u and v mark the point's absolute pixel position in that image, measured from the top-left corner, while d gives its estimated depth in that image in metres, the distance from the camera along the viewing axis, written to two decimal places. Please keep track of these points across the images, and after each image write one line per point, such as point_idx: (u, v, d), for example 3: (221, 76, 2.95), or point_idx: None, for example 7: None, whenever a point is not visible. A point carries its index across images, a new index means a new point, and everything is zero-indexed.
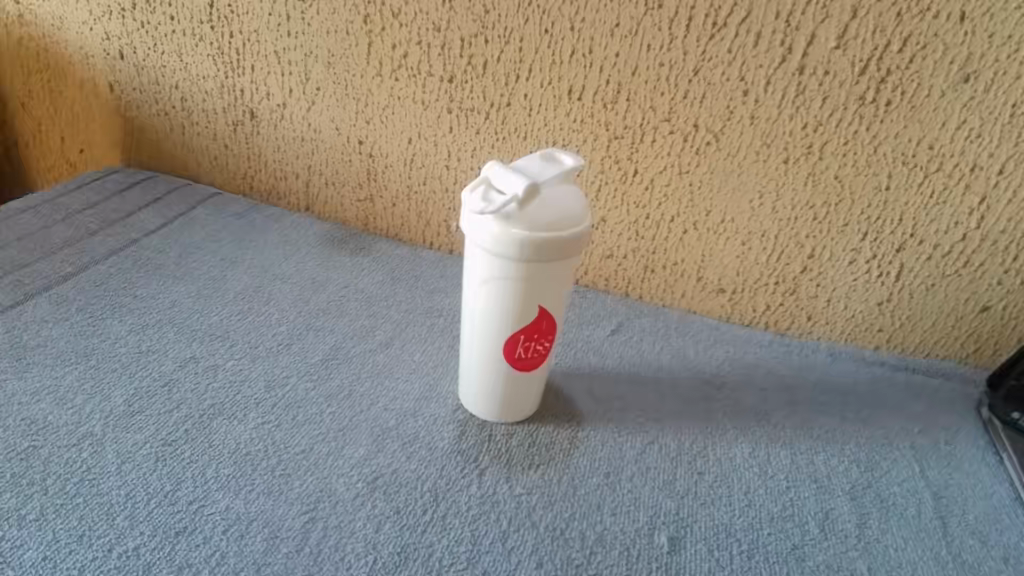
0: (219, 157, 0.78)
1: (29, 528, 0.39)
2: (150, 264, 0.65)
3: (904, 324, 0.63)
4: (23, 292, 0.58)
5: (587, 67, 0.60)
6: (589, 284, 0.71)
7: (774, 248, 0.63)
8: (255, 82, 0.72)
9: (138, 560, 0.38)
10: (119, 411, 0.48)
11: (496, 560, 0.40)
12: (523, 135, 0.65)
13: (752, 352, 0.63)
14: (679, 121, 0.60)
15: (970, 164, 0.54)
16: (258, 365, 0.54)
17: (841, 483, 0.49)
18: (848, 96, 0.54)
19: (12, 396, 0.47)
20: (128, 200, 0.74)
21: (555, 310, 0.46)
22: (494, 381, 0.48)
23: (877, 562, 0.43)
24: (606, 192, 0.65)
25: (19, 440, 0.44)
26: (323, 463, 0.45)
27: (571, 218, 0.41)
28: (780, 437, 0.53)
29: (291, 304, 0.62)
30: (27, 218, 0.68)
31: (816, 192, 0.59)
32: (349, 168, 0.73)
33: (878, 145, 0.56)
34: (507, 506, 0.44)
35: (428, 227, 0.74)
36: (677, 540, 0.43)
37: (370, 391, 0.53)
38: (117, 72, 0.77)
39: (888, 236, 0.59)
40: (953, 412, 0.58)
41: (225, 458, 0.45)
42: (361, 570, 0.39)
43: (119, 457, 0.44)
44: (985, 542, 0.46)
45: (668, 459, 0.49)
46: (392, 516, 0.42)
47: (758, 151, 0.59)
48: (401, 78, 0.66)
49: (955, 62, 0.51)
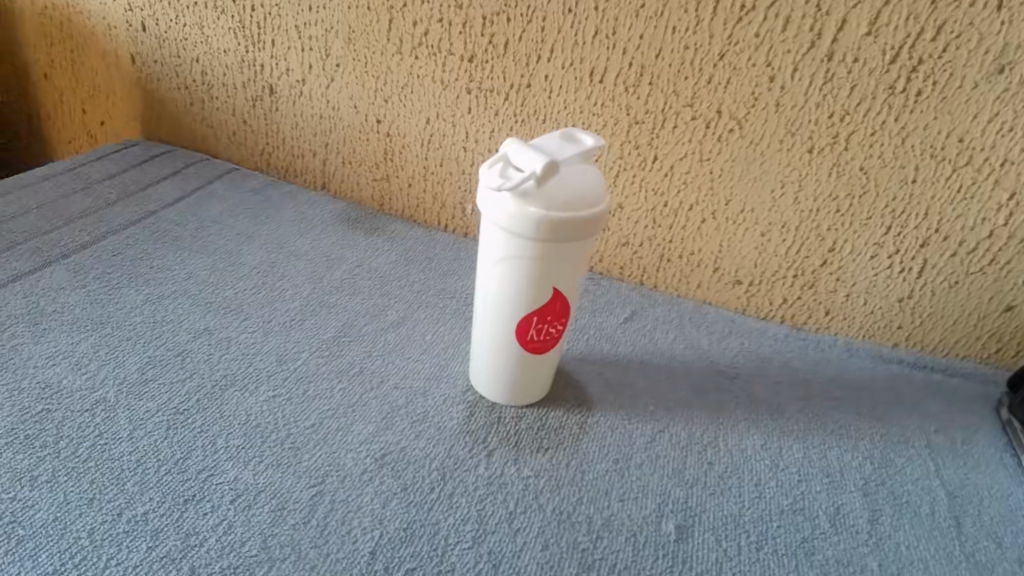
0: (237, 132, 0.78)
1: (41, 489, 0.39)
2: (167, 235, 0.65)
3: (924, 322, 0.62)
4: (42, 259, 0.58)
5: (610, 49, 0.59)
6: (603, 272, 0.70)
7: (794, 240, 0.62)
8: (275, 57, 0.71)
9: (146, 525, 0.38)
10: (132, 378, 0.48)
11: (502, 540, 0.40)
12: (542, 117, 0.64)
13: (767, 346, 0.63)
14: (702, 107, 0.59)
15: (1000, 159, 0.53)
16: (270, 339, 0.54)
17: (854, 479, 0.48)
18: (878, 85, 0.53)
19: (28, 360, 0.48)
20: (146, 172, 0.74)
21: (569, 292, 0.45)
22: (506, 363, 0.48)
23: (889, 559, 0.42)
24: (625, 178, 0.64)
25: (33, 403, 0.45)
26: (333, 438, 0.45)
27: (589, 198, 0.41)
28: (793, 431, 0.52)
29: (305, 280, 0.62)
30: (47, 187, 0.68)
31: (839, 183, 0.58)
32: (367, 147, 0.73)
33: (906, 137, 0.54)
34: (515, 487, 0.44)
35: (443, 209, 0.73)
36: (684, 528, 0.42)
37: (381, 369, 0.52)
38: (139, 44, 0.77)
39: (912, 231, 0.58)
40: (972, 412, 0.57)
41: (235, 430, 0.45)
42: (366, 544, 0.38)
43: (132, 423, 0.44)
44: (1000, 543, 0.45)
45: (678, 448, 0.49)
46: (399, 493, 0.42)
47: (783, 140, 0.58)
48: (420, 56, 0.66)
49: (990, 53, 0.50)
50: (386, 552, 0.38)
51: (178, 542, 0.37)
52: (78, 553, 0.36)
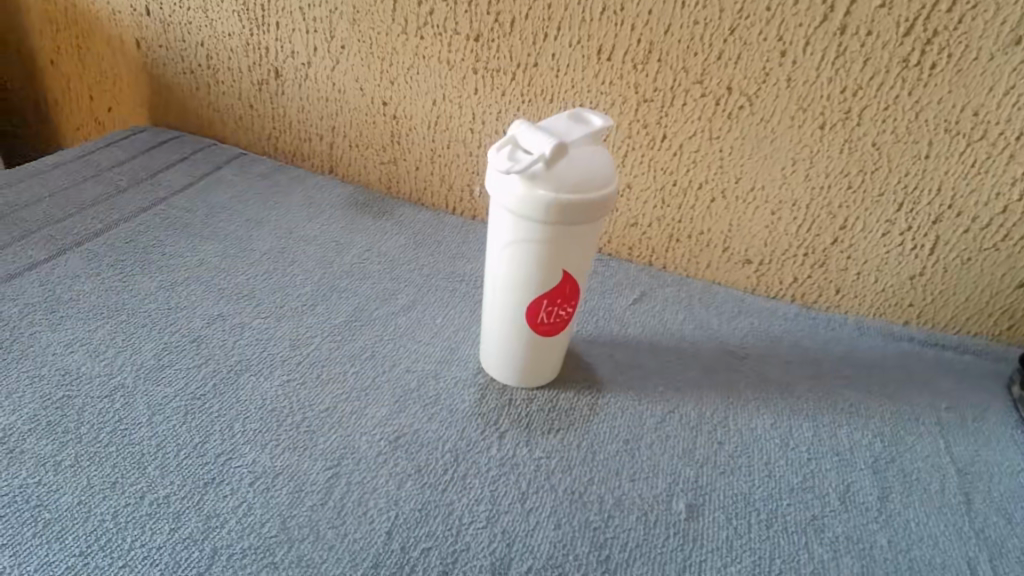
0: (244, 117, 0.78)
1: (65, 474, 0.40)
2: (178, 222, 0.66)
3: (936, 299, 0.62)
4: (56, 247, 0.59)
5: (617, 26, 0.58)
6: (612, 253, 0.70)
7: (804, 218, 0.61)
8: (280, 40, 0.71)
9: (168, 507, 0.39)
10: (149, 364, 0.49)
11: (515, 519, 0.41)
12: (549, 98, 0.64)
13: (778, 325, 0.63)
14: (712, 84, 0.58)
15: (1015, 133, 0.52)
16: (283, 324, 0.54)
17: (864, 457, 0.49)
18: (891, 59, 0.52)
19: (47, 348, 0.49)
20: (155, 158, 0.74)
21: (578, 274, 0.45)
22: (516, 346, 0.48)
23: (898, 536, 0.43)
24: (633, 158, 0.64)
25: (54, 390, 0.45)
26: (347, 421, 0.46)
27: (598, 178, 0.41)
28: (803, 410, 0.52)
29: (315, 265, 0.63)
30: (58, 175, 0.69)
31: (851, 160, 0.57)
32: (373, 130, 0.73)
33: (920, 111, 0.53)
34: (527, 468, 0.44)
35: (451, 191, 0.73)
36: (695, 507, 0.43)
37: (392, 353, 0.53)
38: (144, 29, 0.77)
39: (925, 207, 0.57)
40: (983, 389, 0.57)
41: (252, 414, 0.46)
42: (383, 525, 0.39)
43: (150, 409, 0.45)
44: (1010, 519, 0.45)
45: (688, 428, 0.49)
46: (414, 474, 0.43)
47: (794, 116, 0.57)
48: (426, 36, 0.65)
49: (1006, 24, 0.49)
50: (403, 532, 0.39)
51: (199, 524, 0.38)
52: (104, 536, 0.37)
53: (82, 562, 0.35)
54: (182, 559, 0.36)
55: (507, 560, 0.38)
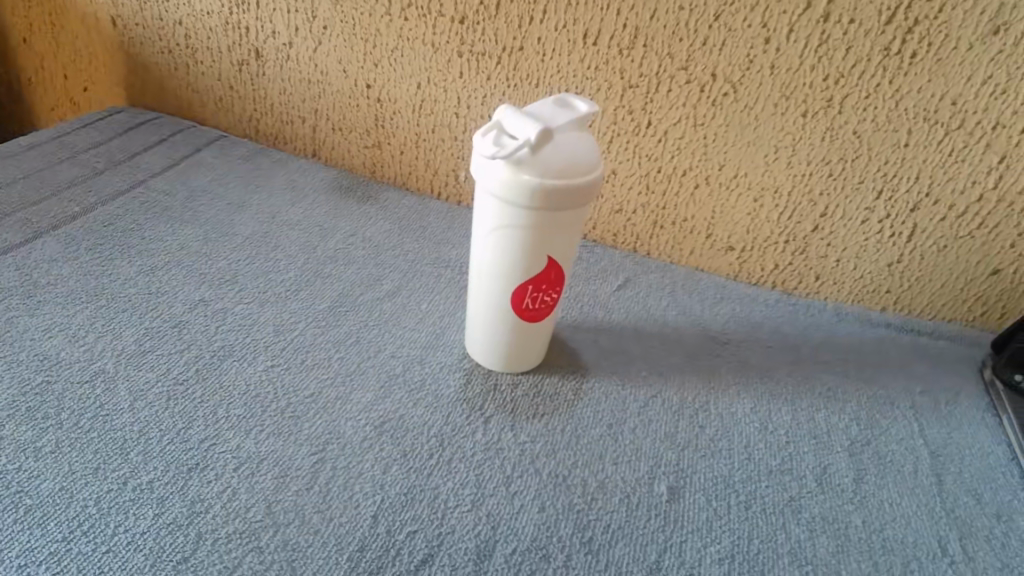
0: (224, 98, 0.77)
1: (45, 460, 0.40)
2: (157, 206, 0.65)
3: (912, 287, 0.63)
4: (31, 230, 0.58)
5: (603, 10, 0.58)
6: (597, 239, 0.71)
7: (787, 205, 0.62)
8: (261, 19, 0.70)
9: (152, 493, 0.39)
10: (130, 350, 0.48)
11: (499, 503, 0.41)
12: (534, 82, 0.63)
13: (759, 311, 0.63)
14: (697, 70, 0.58)
15: (992, 122, 0.53)
16: (267, 309, 0.54)
17: (840, 440, 0.50)
18: (873, 47, 0.53)
19: (24, 333, 0.48)
20: (133, 140, 0.73)
21: (563, 260, 0.46)
22: (502, 332, 0.49)
23: (872, 516, 0.44)
24: (619, 144, 0.64)
25: (32, 375, 0.45)
26: (332, 407, 0.46)
27: (583, 165, 0.41)
28: (782, 394, 0.53)
29: (298, 250, 0.62)
30: (32, 156, 0.67)
31: (832, 147, 0.58)
32: (357, 113, 0.72)
33: (900, 100, 0.54)
34: (512, 452, 0.45)
35: (437, 176, 0.73)
36: (676, 489, 0.44)
37: (377, 339, 0.53)
38: (119, 6, 0.75)
39: (903, 195, 0.58)
40: (957, 374, 0.58)
41: (236, 399, 0.46)
42: (369, 508, 0.40)
43: (132, 395, 0.45)
44: (980, 500, 0.47)
45: (670, 412, 0.50)
46: (399, 459, 0.43)
47: (777, 104, 0.57)
48: (410, 18, 0.64)
49: (986, 13, 0.50)
50: (388, 515, 0.39)
51: (183, 509, 0.38)
52: (86, 522, 0.37)
53: (65, 547, 0.35)
54: (166, 544, 0.36)
55: (491, 543, 0.39)
